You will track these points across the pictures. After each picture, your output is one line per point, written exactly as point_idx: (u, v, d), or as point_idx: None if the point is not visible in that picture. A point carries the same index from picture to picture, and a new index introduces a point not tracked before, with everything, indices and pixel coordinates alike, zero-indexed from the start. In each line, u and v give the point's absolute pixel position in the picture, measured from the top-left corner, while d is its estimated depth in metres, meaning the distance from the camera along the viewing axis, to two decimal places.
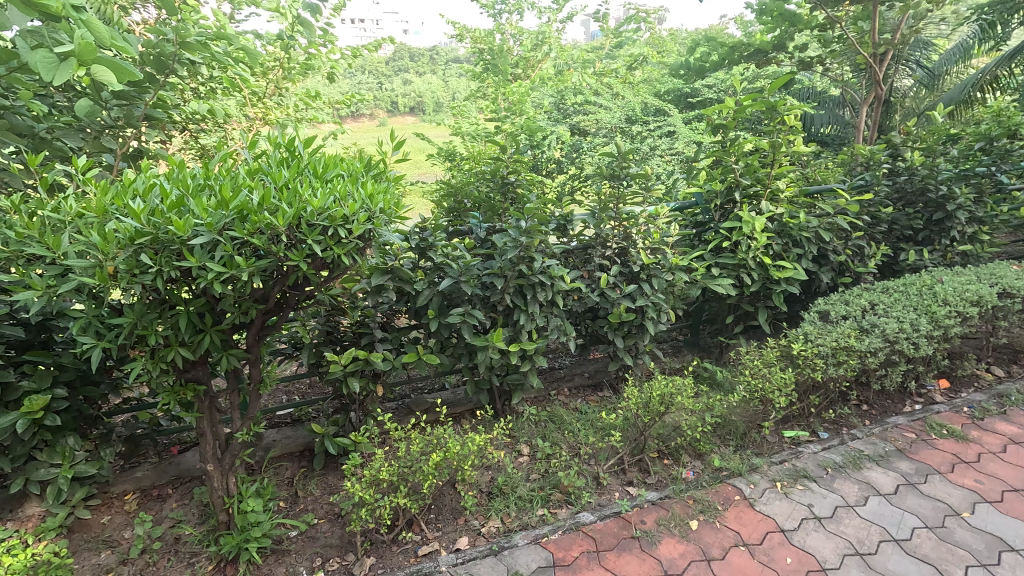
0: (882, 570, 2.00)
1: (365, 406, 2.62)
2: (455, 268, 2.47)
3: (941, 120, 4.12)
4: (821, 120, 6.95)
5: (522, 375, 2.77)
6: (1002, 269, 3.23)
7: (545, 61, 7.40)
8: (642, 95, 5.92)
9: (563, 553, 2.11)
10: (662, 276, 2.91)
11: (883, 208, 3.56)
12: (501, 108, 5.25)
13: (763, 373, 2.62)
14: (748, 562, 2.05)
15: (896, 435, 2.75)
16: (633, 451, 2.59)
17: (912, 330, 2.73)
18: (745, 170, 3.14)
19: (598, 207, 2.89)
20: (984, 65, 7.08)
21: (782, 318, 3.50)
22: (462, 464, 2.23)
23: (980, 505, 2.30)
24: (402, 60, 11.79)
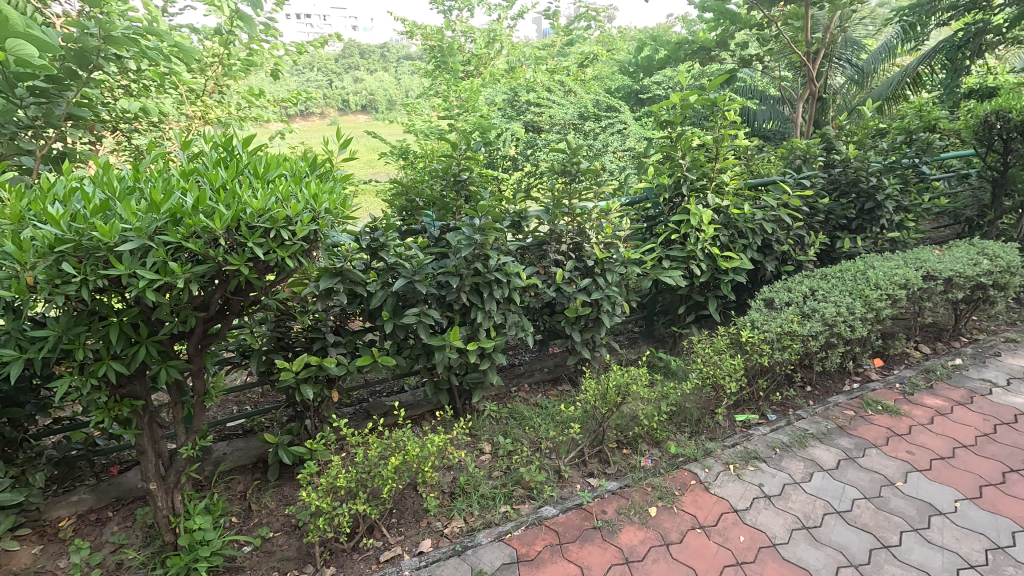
0: (826, 541, 2.12)
1: (321, 413, 2.56)
2: (409, 268, 2.43)
3: (870, 114, 4.38)
4: (763, 116, 7.29)
5: (481, 373, 2.76)
6: (926, 254, 3.47)
7: (498, 58, 7.38)
8: (594, 92, 6.01)
9: (526, 548, 2.11)
10: (615, 269, 2.97)
11: (820, 199, 3.75)
12: (455, 106, 5.21)
13: (714, 360, 2.72)
14: (704, 544, 2.12)
15: (837, 413, 2.91)
16: (593, 443, 2.63)
17: (848, 313, 2.90)
18: (692, 165, 3.25)
19: (552, 203, 2.92)
20: (906, 63, 7.60)
21: (731, 307, 3.64)
22: (423, 466, 2.21)
23: (912, 474, 2.46)
24: (351, 57, 11.50)
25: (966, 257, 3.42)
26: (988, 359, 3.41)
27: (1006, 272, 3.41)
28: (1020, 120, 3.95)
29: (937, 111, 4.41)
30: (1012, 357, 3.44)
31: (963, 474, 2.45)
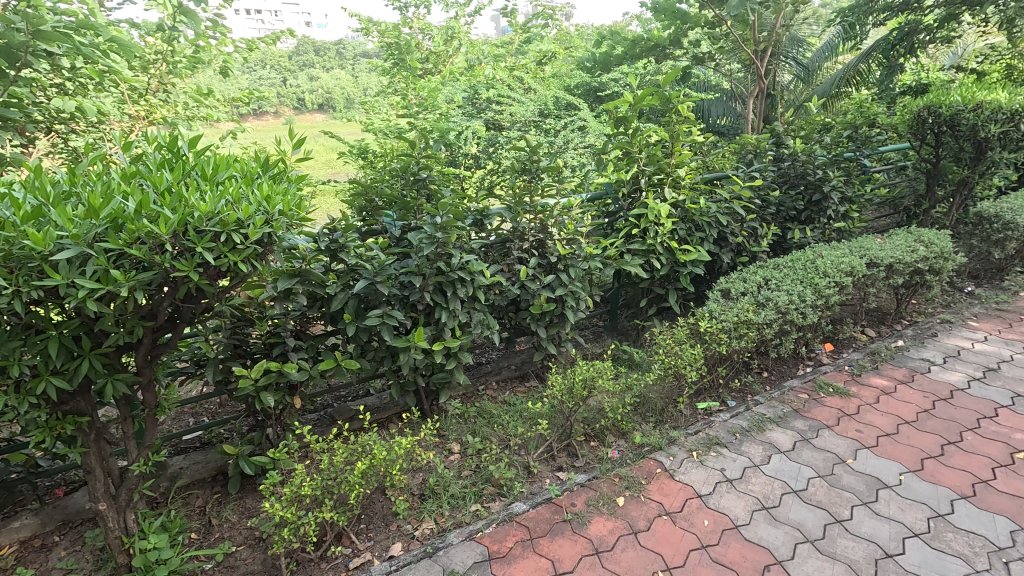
0: (784, 520, 2.21)
1: (283, 420, 2.49)
2: (370, 269, 2.39)
3: (816, 110, 4.58)
4: (717, 112, 7.61)
5: (448, 373, 2.75)
6: (869, 242, 3.66)
7: (457, 55, 7.35)
8: (553, 89, 6.06)
9: (497, 546, 2.12)
10: (578, 265, 3.01)
11: (771, 192, 3.90)
12: (414, 103, 5.16)
13: (675, 350, 2.80)
14: (671, 530, 2.18)
15: (792, 397, 3.04)
16: (561, 437, 2.66)
17: (799, 300, 3.04)
18: (649, 160, 3.32)
19: (514, 201, 2.93)
20: (848, 61, 7.99)
21: (690, 298, 3.74)
22: (391, 469, 2.18)
23: (861, 451, 2.60)
24: (306, 55, 11.19)
25: (904, 244, 3.62)
26: (927, 340, 3.63)
27: (940, 257, 3.64)
28: (949, 114, 4.21)
29: (876, 107, 4.66)
30: (948, 337, 3.68)
31: (906, 449, 2.60)
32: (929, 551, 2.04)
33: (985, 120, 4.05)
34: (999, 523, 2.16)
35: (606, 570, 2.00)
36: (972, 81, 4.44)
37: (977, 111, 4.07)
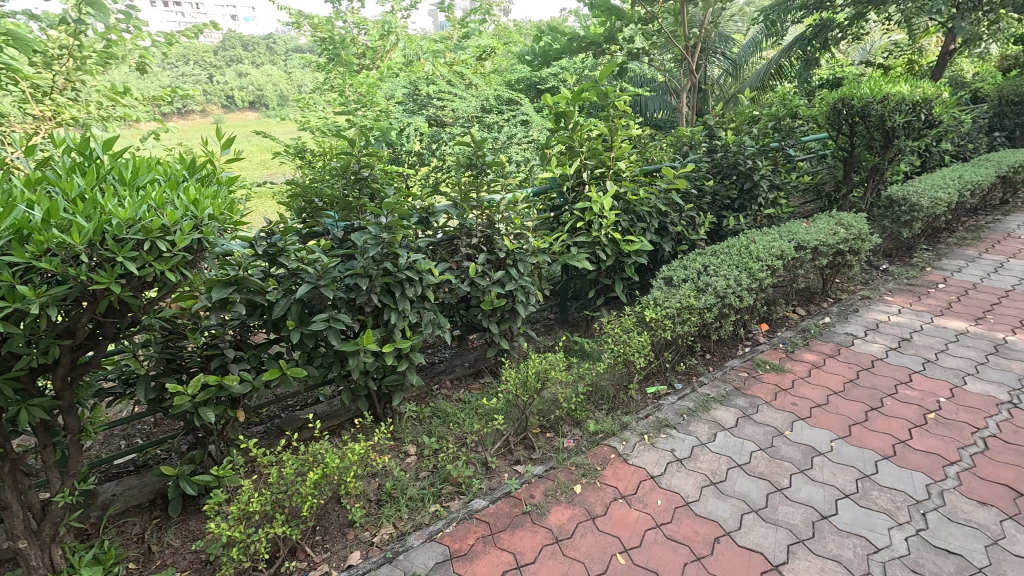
0: (730, 493, 2.33)
1: (226, 436, 2.37)
2: (313, 272, 2.31)
3: (744, 103, 4.83)
4: (654, 105, 7.88)
5: (400, 375, 2.70)
6: (795, 227, 3.90)
7: (394, 50, 7.21)
8: (494, 85, 6.07)
9: (458, 544, 2.12)
10: (527, 259, 3.03)
11: (706, 182, 4.08)
12: (352, 100, 5.01)
13: (624, 338, 2.88)
14: (627, 513, 2.25)
15: (733, 376, 3.21)
16: (517, 431, 2.67)
17: (735, 284, 3.20)
18: (590, 153, 3.40)
19: (459, 197, 2.91)
20: (771, 56, 8.47)
21: (636, 287, 3.85)
22: (345, 477, 2.13)
23: (797, 422, 2.78)
24: (233, 50, 10.60)
25: (827, 227, 3.89)
26: (850, 315, 3.93)
27: (858, 239, 3.94)
28: (860, 106, 4.56)
29: (797, 100, 4.97)
30: (868, 311, 3.98)
31: (836, 417, 2.81)
32: (858, 511, 2.21)
33: (891, 111, 4.41)
34: (916, 478, 2.38)
35: (566, 557, 2.04)
36: (879, 75, 4.82)
37: (884, 102, 4.43)
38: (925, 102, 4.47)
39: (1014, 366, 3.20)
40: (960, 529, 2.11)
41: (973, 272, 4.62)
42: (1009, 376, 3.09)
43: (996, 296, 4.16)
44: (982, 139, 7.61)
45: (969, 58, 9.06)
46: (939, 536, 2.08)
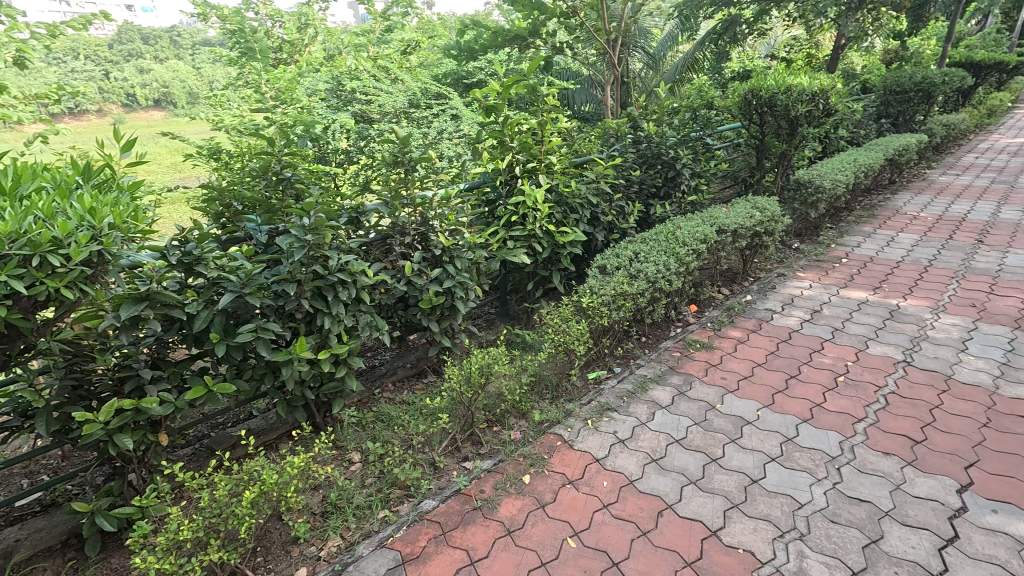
0: (670, 468, 2.45)
1: (148, 462, 2.19)
2: (236, 280, 2.17)
3: (664, 95, 5.05)
4: (581, 98, 8.08)
5: (339, 381, 2.61)
6: (716, 212, 4.13)
7: (314, 44, 6.90)
8: (421, 80, 5.97)
9: (410, 547, 2.09)
10: (464, 255, 3.01)
11: (633, 172, 4.23)
12: (270, 96, 4.74)
13: (563, 328, 2.94)
14: (575, 497, 2.30)
15: (667, 357, 3.36)
16: (463, 428, 2.66)
17: (665, 269, 3.35)
18: (521, 147, 3.42)
19: (389, 195, 2.85)
20: (686, 50, 8.90)
21: (573, 277, 3.94)
22: (285, 492, 2.03)
23: (727, 395, 2.96)
24: (132, 43, 9.70)
25: (744, 211, 4.15)
26: (768, 292, 4.23)
27: (772, 220, 4.23)
28: (767, 96, 4.90)
29: (712, 92, 5.26)
30: (784, 287, 4.31)
31: (760, 387, 3.02)
32: (784, 472, 2.39)
33: (794, 101, 4.78)
34: (831, 437, 2.60)
35: (519, 548, 2.07)
36: (782, 68, 5.19)
37: (788, 93, 4.79)
38: (823, 92, 4.85)
39: (907, 328, 3.57)
40: (869, 478, 2.34)
41: (870, 246, 5.11)
42: (903, 338, 3.45)
43: (890, 266, 4.62)
44: (872, 126, 8.40)
45: (857, 52, 9.96)
46: (852, 487, 2.29)
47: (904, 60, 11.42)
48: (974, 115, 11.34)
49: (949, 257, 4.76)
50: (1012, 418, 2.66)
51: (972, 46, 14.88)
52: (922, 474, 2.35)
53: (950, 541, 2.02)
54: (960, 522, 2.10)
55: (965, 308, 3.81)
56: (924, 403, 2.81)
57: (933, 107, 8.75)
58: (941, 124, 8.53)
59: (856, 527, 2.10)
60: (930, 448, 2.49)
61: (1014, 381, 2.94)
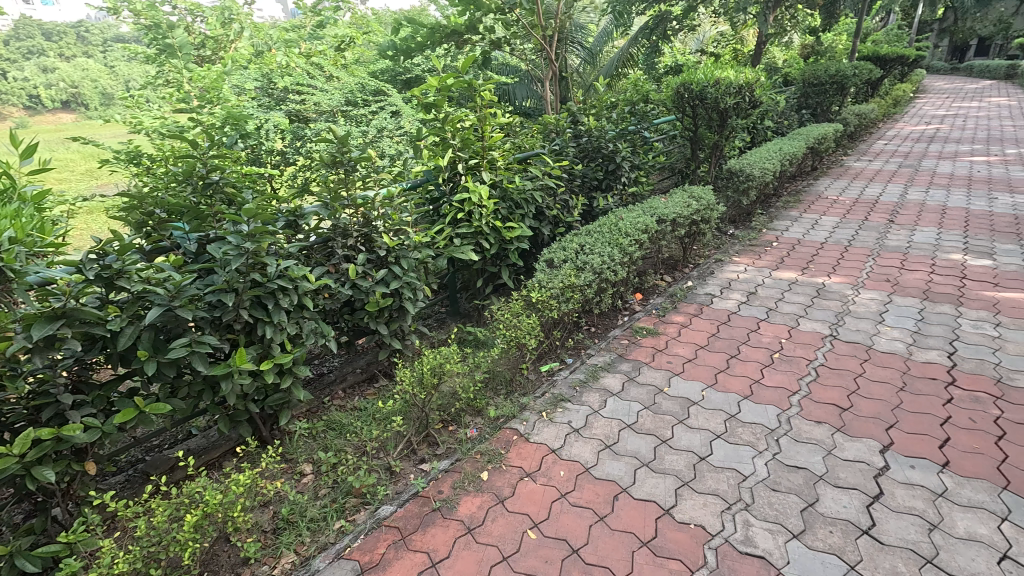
0: (623, 452, 2.52)
1: (75, 494, 2.02)
2: (164, 293, 2.04)
3: (602, 90, 5.17)
4: (522, 94, 8.15)
5: (285, 392, 2.50)
6: (656, 202, 4.27)
7: (240, 41, 6.58)
8: (358, 77, 5.82)
9: (369, 555, 2.05)
10: (410, 255, 2.95)
11: (575, 166, 4.30)
12: (192, 95, 4.46)
13: (513, 323, 2.96)
14: (533, 489, 2.33)
15: (616, 345, 3.45)
16: (418, 430, 2.62)
17: (610, 260, 3.43)
18: (462, 144, 3.39)
19: (329, 197, 2.76)
20: (621, 46, 9.12)
21: (521, 272, 3.96)
22: (231, 512, 1.94)
23: (673, 378, 3.08)
24: (32, 39, 8.88)
25: (681, 201, 4.32)
26: (707, 277, 4.42)
27: (707, 209, 4.42)
28: (698, 90, 5.12)
29: (647, 86, 5.43)
30: (721, 272, 4.52)
31: (704, 368, 3.16)
32: (729, 447, 2.52)
33: (723, 94, 5.01)
34: (770, 410, 2.77)
35: (480, 544, 2.07)
36: (710, 62, 5.43)
37: (716, 86, 5.02)
38: (748, 86, 5.15)
39: (832, 304, 3.84)
40: (804, 446, 2.50)
41: (797, 230, 5.44)
42: (829, 314, 3.71)
43: (815, 248, 4.94)
44: (794, 116, 8.95)
45: (778, 47, 10.56)
46: (790, 456, 2.44)
47: (820, 54, 12.22)
48: (882, 105, 12.30)
49: (866, 236, 5.15)
50: (924, 380, 2.92)
51: (877, 41, 16.14)
52: (850, 438, 2.54)
53: (876, 498, 2.19)
54: (884, 479, 2.29)
55: (881, 282, 4.14)
56: (849, 373, 3.04)
57: (846, 98, 9.42)
58: (854, 114, 9.20)
59: (795, 493, 2.24)
60: (855, 414, 2.69)
61: (924, 347, 3.23)
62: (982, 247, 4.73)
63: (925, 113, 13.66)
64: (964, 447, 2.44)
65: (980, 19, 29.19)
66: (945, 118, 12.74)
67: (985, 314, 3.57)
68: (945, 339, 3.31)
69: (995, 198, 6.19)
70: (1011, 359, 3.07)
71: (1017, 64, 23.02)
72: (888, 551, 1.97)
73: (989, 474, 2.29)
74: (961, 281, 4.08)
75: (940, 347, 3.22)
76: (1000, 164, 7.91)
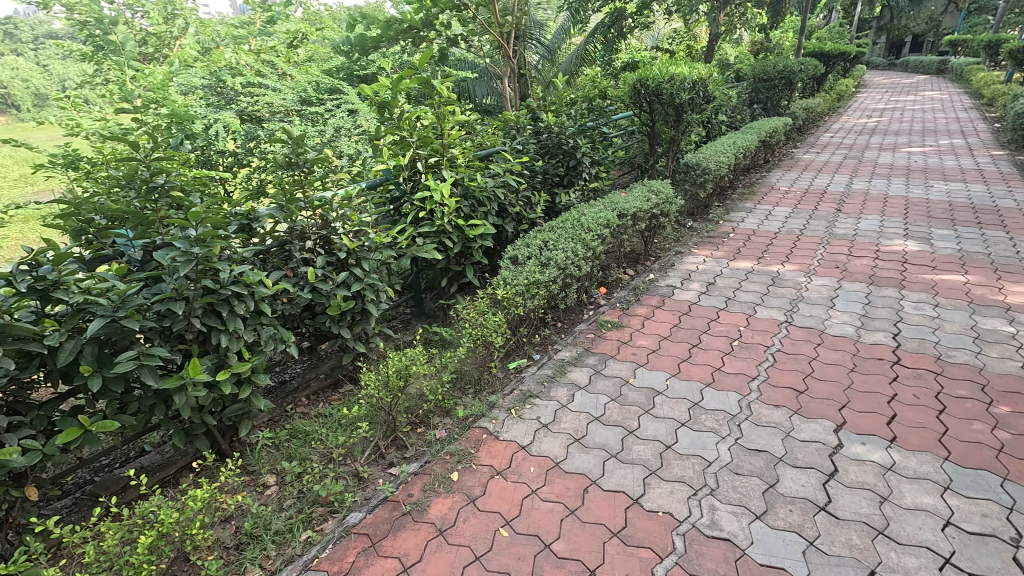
0: (592, 445, 2.55)
1: (15, 521, 1.90)
2: (107, 303, 1.92)
3: (560, 86, 5.20)
4: (481, 92, 8.16)
5: (245, 402, 2.41)
6: (617, 197, 4.33)
7: (185, 37, 6.31)
8: (311, 75, 5.67)
9: (338, 565, 2.00)
10: (371, 256, 2.88)
11: (536, 162, 4.32)
12: (134, 93, 4.23)
13: (479, 321, 2.94)
14: (504, 487, 2.33)
15: (582, 339, 3.49)
16: (386, 434, 2.58)
17: (573, 256, 3.46)
18: (421, 143, 3.35)
19: (284, 199, 2.67)
20: (578, 42, 9.21)
21: (486, 270, 3.95)
22: (189, 530, 1.86)
23: (638, 369, 3.14)
24: None
25: (641, 195, 4.40)
26: (668, 269, 4.52)
27: (666, 202, 4.52)
28: (654, 85, 5.22)
29: (605, 82, 5.50)
30: (681, 263, 4.63)
31: (667, 359, 3.22)
32: (693, 435, 2.58)
33: (677, 89, 5.13)
34: (730, 396, 2.85)
35: (452, 546, 2.06)
36: (665, 58, 5.54)
37: (671, 81, 5.13)
38: (702, 81, 5.30)
39: (786, 292, 3.99)
40: (764, 430, 2.59)
41: (752, 220, 5.64)
42: (783, 301, 3.85)
43: (770, 238, 5.13)
44: (746, 111, 9.26)
45: (729, 43, 10.89)
46: (751, 440, 2.52)
47: (768, 50, 12.69)
48: (827, 99, 12.87)
49: (817, 225, 5.37)
50: (872, 361, 3.08)
51: (821, 38, 16.89)
52: (806, 419, 2.64)
53: (832, 475, 2.30)
54: (839, 457, 2.39)
55: (831, 269, 4.33)
56: (804, 357, 3.17)
57: (794, 93, 9.81)
58: (802, 108, 9.60)
59: (757, 475, 2.32)
60: (810, 396, 2.81)
61: (872, 330, 3.40)
62: (922, 233, 5.01)
63: (866, 107, 14.39)
64: (910, 422, 2.58)
65: (914, 18, 30.95)
66: (885, 111, 13.44)
67: (925, 296, 3.79)
68: (890, 321, 3.50)
69: (931, 186, 6.58)
70: (949, 337, 3.27)
71: (947, 60, 24.50)
72: (843, 525, 2.06)
73: (932, 447, 2.43)
74: (904, 266, 4.31)
75: (886, 328, 3.40)
76: (935, 154, 8.40)
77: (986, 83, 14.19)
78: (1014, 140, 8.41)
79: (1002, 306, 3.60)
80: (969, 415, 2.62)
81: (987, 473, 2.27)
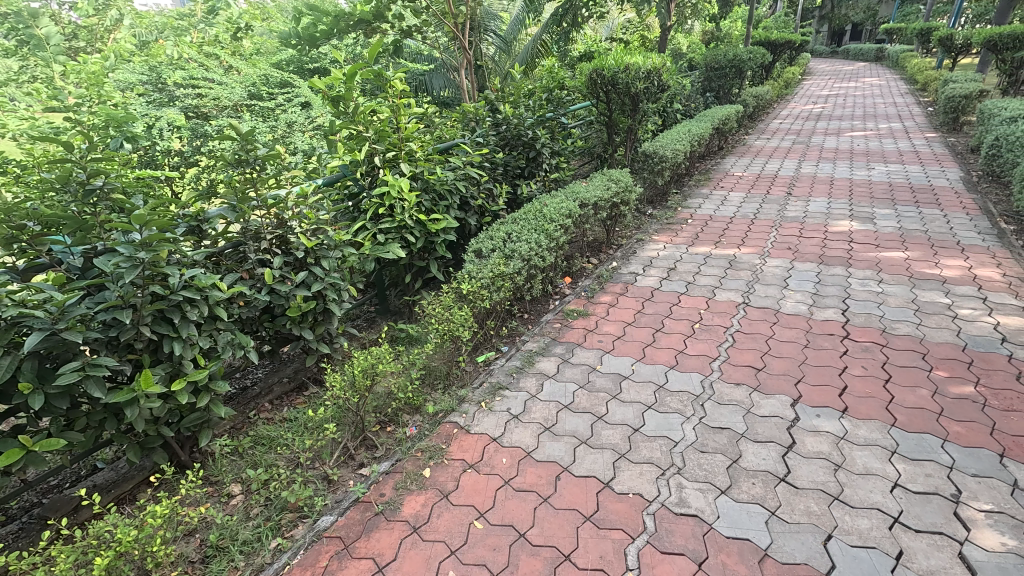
0: (562, 433, 2.58)
1: None
2: (45, 316, 1.82)
3: (518, 77, 5.20)
4: (438, 84, 8.08)
5: (204, 411, 2.32)
6: (577, 187, 4.37)
7: (118, 31, 5.99)
8: (260, 70, 5.47)
9: (311, 569, 1.97)
10: (330, 254, 2.80)
11: (497, 154, 4.31)
12: (64, 89, 3.99)
13: (446, 316, 2.90)
14: (476, 480, 2.33)
15: (549, 329, 3.52)
16: (355, 434, 2.54)
17: (537, 246, 3.47)
18: (378, 137, 3.27)
19: (236, 198, 2.56)
20: (534, 33, 9.16)
21: (450, 265, 3.93)
22: (149, 547, 1.79)
23: (605, 356, 3.19)
24: None
25: (601, 185, 4.45)
26: (630, 257, 4.61)
27: (626, 190, 4.60)
28: (609, 75, 5.30)
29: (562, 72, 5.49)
30: (643, 251, 4.73)
31: (633, 344, 3.29)
32: (660, 416, 2.65)
33: (633, 79, 5.23)
34: (694, 377, 2.94)
35: (426, 543, 2.05)
36: (620, 48, 5.60)
37: (626, 71, 5.23)
38: (655, 71, 5.42)
39: (742, 274, 4.13)
40: (726, 408, 2.68)
41: (709, 206, 5.81)
42: (739, 283, 3.99)
43: (726, 222, 5.29)
44: (699, 99, 9.51)
45: (681, 33, 11.08)
46: (714, 418, 2.61)
47: (718, 40, 13.11)
48: (776, 88, 13.33)
49: (769, 209, 5.58)
50: (823, 337, 3.23)
51: (768, 28, 17.51)
52: (765, 395, 2.75)
53: (790, 448, 2.40)
54: (796, 430, 2.50)
55: (784, 251, 4.50)
56: (761, 335, 3.29)
57: (744, 81, 10.13)
58: (752, 95, 9.92)
59: (721, 452, 2.40)
60: (767, 373, 2.93)
61: (822, 307, 3.57)
62: (866, 213, 5.28)
63: (813, 93, 14.94)
64: (859, 393, 2.72)
65: (854, 7, 32.37)
66: (831, 98, 14.01)
67: (870, 273, 3.99)
68: (839, 298, 3.67)
69: (873, 168, 6.94)
70: (892, 311, 3.46)
71: (885, 48, 25.77)
72: (802, 493, 2.16)
73: (880, 414, 2.57)
74: (850, 244, 4.54)
75: (835, 305, 3.57)
76: (876, 137, 8.85)
77: (920, 69, 15.01)
78: (946, 122, 8.95)
79: (940, 279, 3.83)
80: (912, 382, 2.79)
81: (929, 436, 2.43)
